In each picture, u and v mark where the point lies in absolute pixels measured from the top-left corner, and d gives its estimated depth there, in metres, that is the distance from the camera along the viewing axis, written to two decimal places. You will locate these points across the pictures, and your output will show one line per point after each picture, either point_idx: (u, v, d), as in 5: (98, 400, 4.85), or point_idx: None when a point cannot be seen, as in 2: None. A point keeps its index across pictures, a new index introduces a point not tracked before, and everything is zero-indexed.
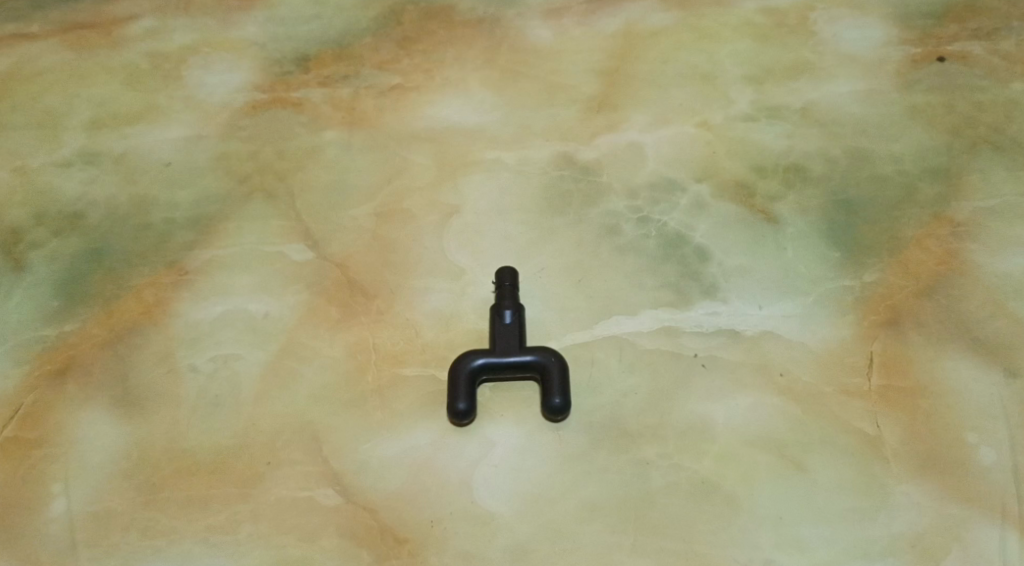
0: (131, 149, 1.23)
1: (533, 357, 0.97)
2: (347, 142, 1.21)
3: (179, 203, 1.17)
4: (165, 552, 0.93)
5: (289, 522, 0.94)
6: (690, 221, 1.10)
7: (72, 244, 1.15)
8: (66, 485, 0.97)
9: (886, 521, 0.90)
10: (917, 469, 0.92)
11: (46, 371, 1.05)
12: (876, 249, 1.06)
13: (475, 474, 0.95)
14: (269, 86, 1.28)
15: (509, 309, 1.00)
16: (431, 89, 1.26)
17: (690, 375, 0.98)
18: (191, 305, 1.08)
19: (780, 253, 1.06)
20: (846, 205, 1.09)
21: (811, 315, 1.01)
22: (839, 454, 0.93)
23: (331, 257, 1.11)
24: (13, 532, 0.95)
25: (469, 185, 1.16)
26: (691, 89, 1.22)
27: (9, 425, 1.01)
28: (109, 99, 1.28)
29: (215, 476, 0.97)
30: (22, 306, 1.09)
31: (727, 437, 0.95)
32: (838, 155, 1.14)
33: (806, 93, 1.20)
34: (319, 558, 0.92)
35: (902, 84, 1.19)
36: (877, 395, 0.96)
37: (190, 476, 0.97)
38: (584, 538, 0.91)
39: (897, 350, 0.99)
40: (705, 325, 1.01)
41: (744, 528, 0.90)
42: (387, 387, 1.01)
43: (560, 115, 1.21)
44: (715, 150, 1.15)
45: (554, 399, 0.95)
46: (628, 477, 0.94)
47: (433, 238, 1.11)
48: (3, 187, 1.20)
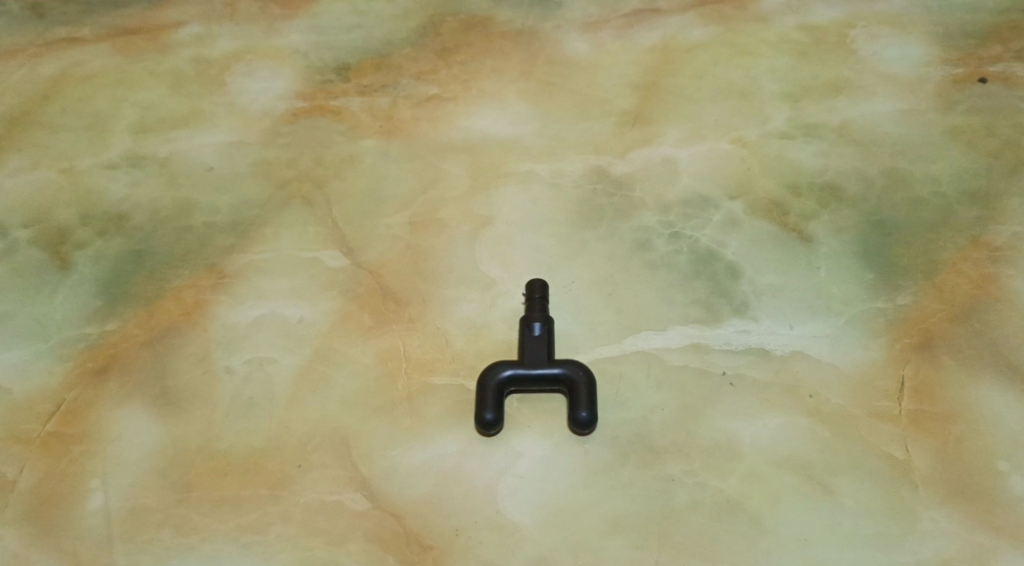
0: (175, 153, 1.26)
1: (562, 370, 0.97)
2: (385, 151, 1.23)
3: (219, 207, 1.20)
4: (196, 550, 0.95)
5: (317, 525, 0.95)
6: (722, 238, 1.10)
7: (116, 244, 1.17)
8: (104, 480, 1.00)
9: (914, 547, 0.89)
10: (946, 495, 0.91)
11: (87, 368, 1.07)
12: (910, 271, 1.05)
13: (500, 484, 0.96)
14: (310, 94, 1.30)
15: (539, 321, 1.01)
16: (468, 100, 1.27)
17: (718, 393, 0.98)
18: (228, 308, 1.11)
19: (813, 273, 1.06)
20: (881, 225, 1.09)
21: (842, 336, 1.01)
22: (868, 477, 0.93)
23: (365, 265, 1.13)
24: (51, 525, 0.98)
25: (503, 196, 1.17)
26: (727, 104, 1.22)
27: (51, 419, 1.04)
28: (155, 103, 1.31)
29: (247, 477, 0.99)
30: (66, 305, 1.13)
31: (753, 456, 0.95)
32: (874, 175, 1.13)
33: (843, 111, 1.19)
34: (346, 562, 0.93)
35: (942, 104, 1.18)
36: (907, 419, 0.96)
37: (223, 475, 0.99)
38: (607, 552, 0.91)
39: (929, 374, 0.98)
40: (734, 342, 1.02)
41: (769, 548, 0.90)
42: (416, 395, 1.02)
43: (595, 129, 1.22)
44: (750, 167, 1.15)
45: (581, 412, 0.95)
46: (653, 493, 0.94)
47: (466, 249, 1.13)
48: (52, 188, 1.23)
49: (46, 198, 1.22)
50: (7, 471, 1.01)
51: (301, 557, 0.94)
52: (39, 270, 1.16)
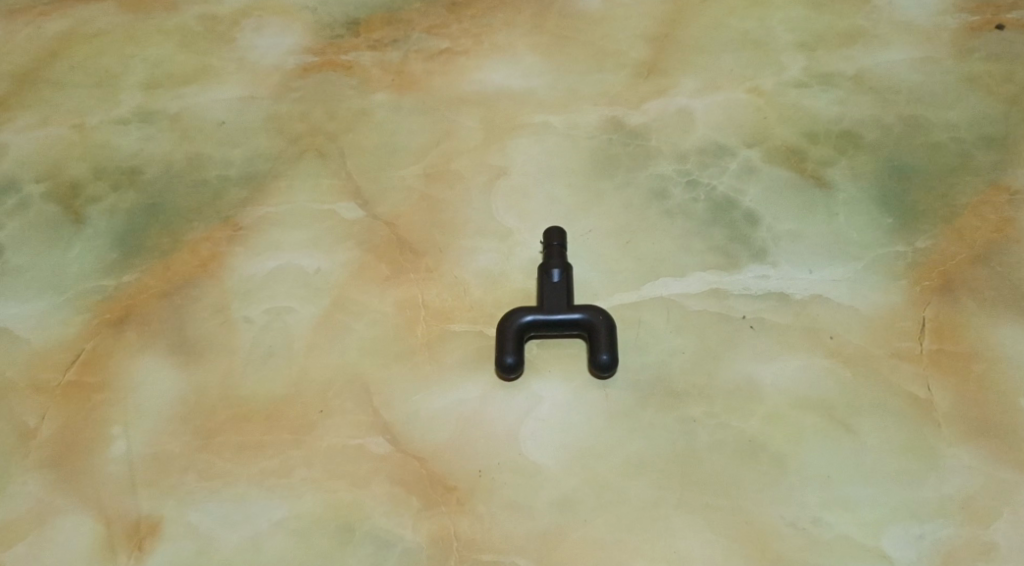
0: (187, 108, 1.25)
1: (582, 315, 0.97)
2: (398, 105, 1.22)
3: (233, 161, 1.19)
4: (221, 494, 0.96)
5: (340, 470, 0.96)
6: (739, 185, 1.10)
7: (130, 198, 1.17)
8: (125, 428, 1.00)
9: (936, 484, 0.90)
10: (968, 433, 0.92)
11: (105, 319, 1.07)
12: (928, 216, 1.05)
13: (522, 428, 0.96)
14: (320, 49, 1.29)
15: (558, 268, 1.00)
16: (480, 53, 1.26)
17: (738, 337, 0.99)
18: (244, 259, 1.11)
19: (831, 219, 1.06)
20: (899, 172, 1.09)
21: (861, 280, 1.01)
22: (888, 417, 0.93)
23: (382, 215, 1.12)
24: (75, 472, 0.98)
25: (518, 147, 1.16)
26: (742, 55, 1.21)
27: (71, 369, 1.04)
28: (164, 59, 1.30)
29: (269, 422, 0.99)
30: (82, 257, 1.12)
31: (774, 398, 0.95)
32: (890, 123, 1.13)
33: (859, 61, 1.19)
34: (370, 505, 0.94)
35: (958, 53, 1.18)
36: (928, 360, 0.96)
37: (245, 420, 1.00)
38: (630, 492, 0.92)
39: (949, 316, 0.98)
40: (753, 288, 1.02)
41: (792, 486, 0.91)
42: (435, 343, 1.02)
43: (609, 80, 1.21)
44: (766, 116, 1.15)
45: (602, 355, 0.96)
46: (676, 434, 0.94)
47: (482, 199, 1.12)
48: (63, 143, 1.23)
49: (57, 154, 1.22)
50: (28, 420, 1.01)
51: (325, 502, 0.94)
52: (53, 223, 1.16)
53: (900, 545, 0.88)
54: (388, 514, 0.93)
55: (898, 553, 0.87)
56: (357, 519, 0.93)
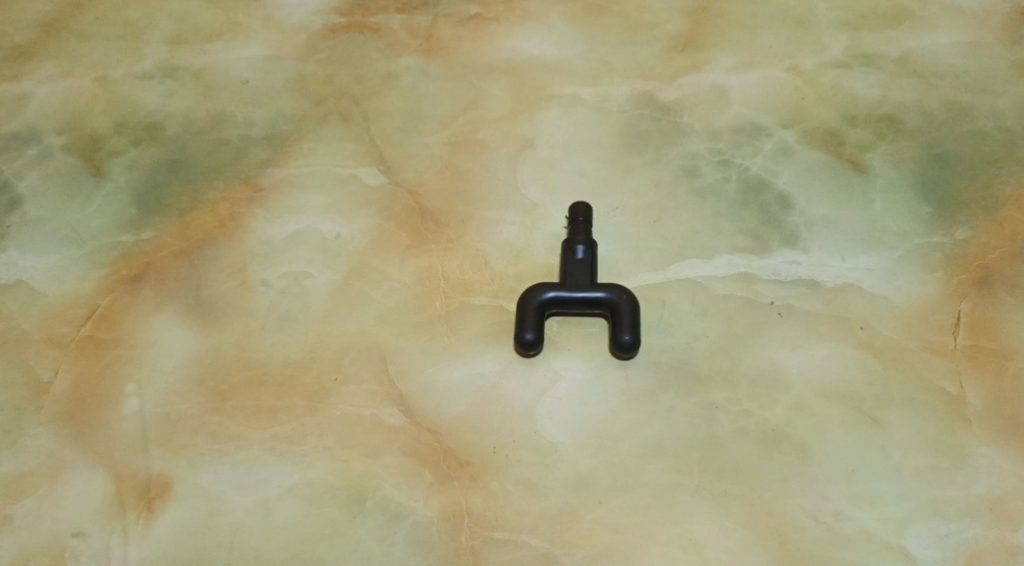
0: (211, 65, 1.22)
1: (604, 294, 0.95)
2: (425, 71, 1.19)
3: (256, 121, 1.17)
4: (232, 457, 0.95)
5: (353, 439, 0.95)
6: (773, 167, 1.06)
7: (151, 154, 1.15)
8: (139, 386, 0.99)
9: (964, 483, 0.87)
10: (1000, 432, 0.89)
11: (122, 276, 1.06)
12: (969, 207, 1.01)
13: (539, 405, 0.94)
14: (348, 10, 1.26)
15: (582, 245, 0.98)
16: (512, 20, 1.22)
17: (765, 323, 0.96)
18: (264, 222, 1.09)
19: (867, 205, 1.02)
20: (940, 159, 1.05)
21: (895, 269, 0.98)
22: (917, 413, 0.91)
23: (404, 183, 1.10)
24: (87, 428, 0.97)
25: (547, 118, 1.13)
26: (781, 33, 1.17)
27: (86, 324, 1.03)
28: (190, 13, 1.27)
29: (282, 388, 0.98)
30: (101, 212, 1.11)
31: (800, 387, 0.93)
32: (933, 108, 1.09)
33: (904, 42, 1.14)
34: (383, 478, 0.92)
35: (1007, 38, 1.13)
36: (962, 355, 0.93)
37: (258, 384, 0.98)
38: (647, 476, 0.90)
39: (986, 311, 0.95)
40: (783, 273, 0.99)
41: (815, 479, 0.89)
42: (454, 315, 1.00)
43: (642, 53, 1.17)
44: (804, 97, 1.11)
45: (624, 335, 0.93)
46: (697, 419, 0.92)
47: (508, 170, 1.10)
48: (85, 96, 1.21)
49: (79, 107, 1.20)
50: (42, 374, 1.00)
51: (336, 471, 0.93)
52: (73, 176, 1.14)
53: (923, 543, 0.85)
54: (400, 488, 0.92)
55: (921, 552, 0.85)
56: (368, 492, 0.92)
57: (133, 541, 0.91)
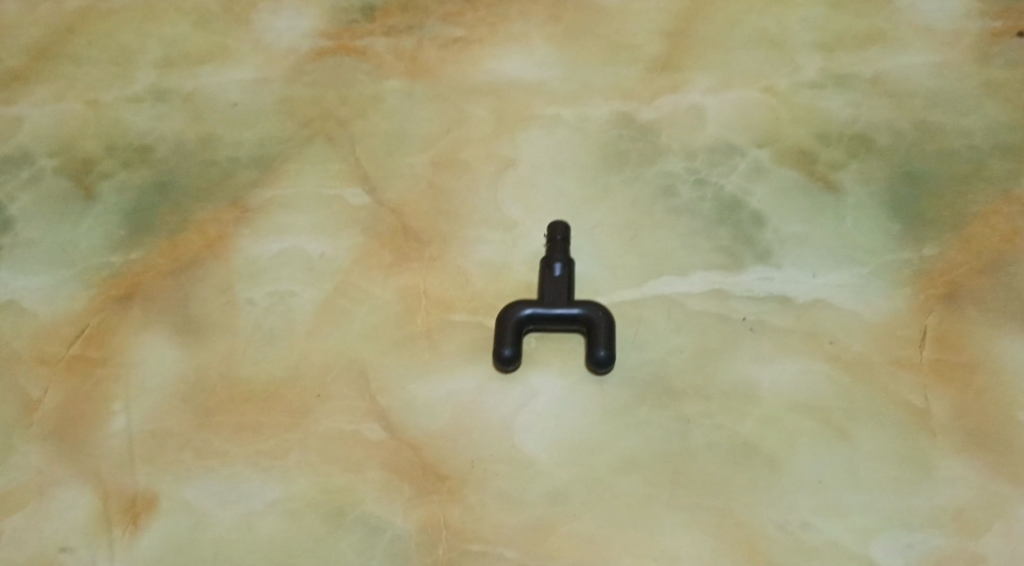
0: (200, 88, 1.25)
1: (581, 310, 0.97)
2: (409, 93, 1.22)
3: (244, 142, 1.20)
4: (216, 472, 0.97)
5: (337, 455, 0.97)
6: (747, 185, 1.09)
7: (141, 175, 1.18)
8: (126, 403, 1.01)
9: (930, 493, 0.89)
10: (965, 444, 0.91)
11: (111, 296, 1.08)
12: (937, 223, 1.04)
13: (517, 420, 0.96)
14: (335, 33, 1.28)
15: (560, 262, 1.00)
16: (495, 42, 1.25)
17: (738, 338, 0.98)
18: (250, 241, 1.11)
19: (838, 222, 1.05)
20: (910, 177, 1.07)
21: (866, 285, 1.00)
22: (886, 425, 0.93)
23: (388, 202, 1.13)
24: (75, 445, 0.99)
25: (527, 139, 1.16)
26: (757, 53, 1.20)
27: (75, 343, 1.05)
28: (180, 37, 1.30)
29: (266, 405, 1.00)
30: (91, 232, 1.13)
31: (771, 401, 0.95)
32: (904, 127, 1.11)
33: (876, 63, 1.17)
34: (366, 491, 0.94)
35: (977, 58, 1.16)
36: (928, 369, 0.95)
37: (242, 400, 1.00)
38: (622, 489, 0.92)
39: (952, 325, 0.97)
40: (756, 289, 1.01)
41: (785, 490, 0.91)
42: (435, 332, 1.03)
43: (622, 74, 1.20)
44: (778, 116, 1.14)
45: (600, 351, 0.96)
46: (670, 433, 0.94)
47: (488, 189, 1.12)
48: (77, 119, 1.23)
49: (71, 129, 1.22)
50: (32, 392, 1.03)
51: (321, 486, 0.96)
52: (64, 198, 1.17)
53: (889, 553, 0.87)
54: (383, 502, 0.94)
55: (887, 561, 0.87)
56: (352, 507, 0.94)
57: (119, 555, 0.93)
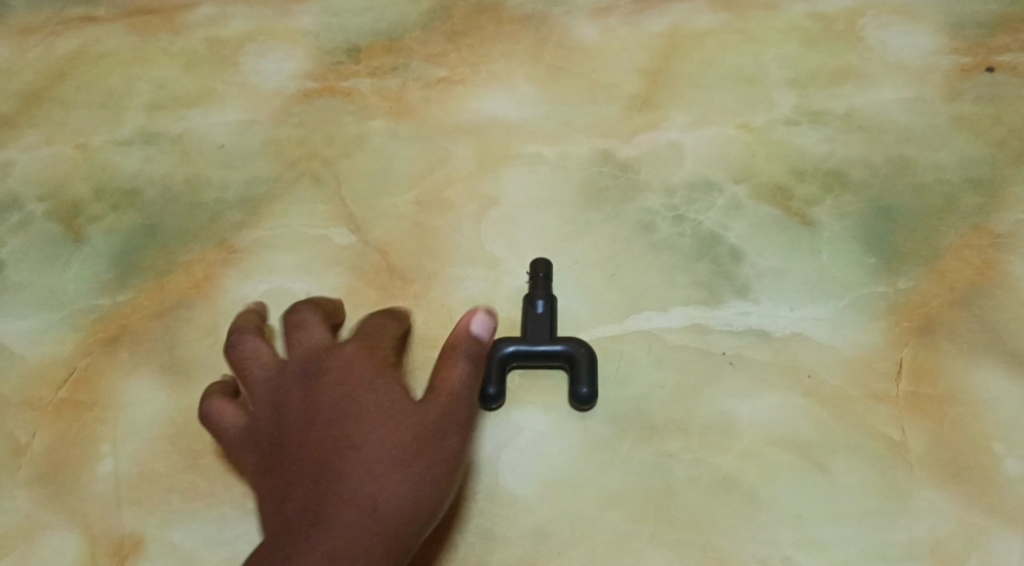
0: (188, 131, 1.27)
1: (564, 347, 0.99)
2: (394, 132, 1.24)
3: (230, 184, 1.21)
4: (203, 514, 0.98)
5: (364, 465, 0.88)
6: (725, 221, 1.11)
7: (129, 218, 1.19)
8: (114, 446, 1.02)
9: (907, 526, 0.91)
10: (941, 476, 0.93)
11: (99, 338, 1.09)
12: (912, 257, 1.06)
13: (500, 458, 0.97)
14: (320, 75, 1.30)
15: (542, 299, 1.02)
16: (477, 82, 1.27)
17: (718, 372, 1.00)
18: (237, 282, 1.13)
19: (814, 256, 1.07)
20: (884, 211, 1.10)
21: (842, 318, 1.02)
22: (863, 458, 0.94)
23: (372, 242, 1.14)
24: (63, 488, 1.00)
25: (509, 177, 1.18)
26: (734, 90, 1.22)
27: (63, 386, 1.06)
28: (168, 81, 1.32)
29: (382, 381, 0.93)
30: (80, 275, 1.15)
31: (751, 435, 0.96)
32: (878, 162, 1.14)
33: (849, 99, 1.19)
34: (394, 494, 0.87)
35: (948, 93, 1.18)
36: (904, 401, 0.97)
37: (360, 390, 0.92)
38: (604, 525, 0.93)
39: (927, 358, 0.99)
40: (735, 323, 1.03)
41: (764, 524, 0.92)
42: (419, 369, 1.05)
43: (602, 112, 1.22)
44: (755, 153, 1.16)
45: (582, 388, 0.97)
46: (651, 468, 0.95)
47: (472, 228, 1.14)
48: (66, 163, 1.25)
49: (60, 173, 1.24)
50: (20, 436, 1.03)
51: (344, 456, 0.87)
52: (53, 242, 1.18)
53: None
54: (427, 509, 0.89)
55: None
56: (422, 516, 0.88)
57: None
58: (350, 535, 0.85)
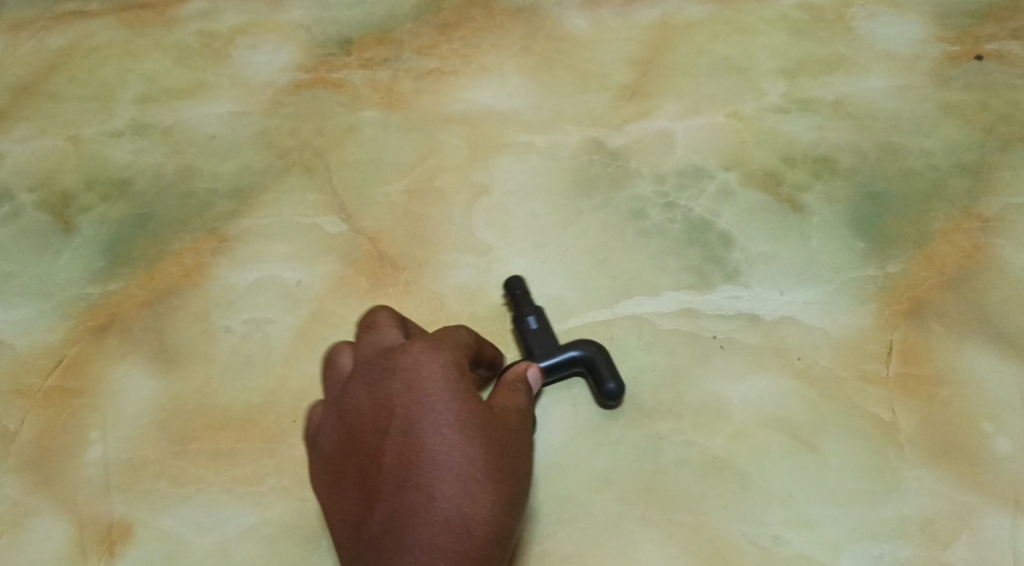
0: (179, 122, 1.26)
1: (577, 352, 0.97)
2: (385, 123, 1.23)
3: (222, 174, 1.21)
4: (193, 499, 0.98)
5: (446, 476, 0.79)
6: (716, 207, 1.11)
7: (119, 208, 1.19)
8: (103, 433, 1.02)
9: (897, 504, 0.91)
10: (931, 456, 0.93)
11: (89, 327, 1.09)
12: (901, 241, 1.06)
13: None
14: (312, 66, 1.30)
15: (532, 314, 1.00)
16: (468, 73, 1.27)
17: (708, 356, 1.00)
18: (227, 270, 1.12)
19: (804, 242, 1.07)
20: (873, 197, 1.10)
21: (832, 302, 1.02)
22: (854, 439, 0.94)
23: (363, 230, 1.14)
24: (52, 476, 1.00)
25: (500, 166, 1.18)
26: (725, 80, 1.22)
27: (52, 374, 1.06)
28: (159, 73, 1.31)
29: (441, 387, 0.83)
30: (70, 265, 1.14)
31: (742, 417, 0.96)
32: (867, 149, 1.14)
33: (839, 87, 1.20)
34: (481, 506, 0.79)
35: (937, 82, 1.19)
36: (894, 383, 0.97)
37: (423, 396, 0.82)
38: (595, 507, 0.93)
39: (917, 339, 0.99)
40: (725, 308, 1.03)
41: (755, 504, 0.92)
42: None
43: (593, 102, 1.22)
44: (745, 141, 1.16)
45: (609, 383, 0.96)
46: (642, 450, 0.95)
47: (463, 216, 1.14)
48: (56, 154, 1.24)
49: (50, 165, 1.24)
50: (9, 424, 1.03)
51: (423, 468, 0.79)
52: (43, 232, 1.18)
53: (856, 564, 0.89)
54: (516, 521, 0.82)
55: None
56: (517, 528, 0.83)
57: None
58: (438, 550, 0.77)
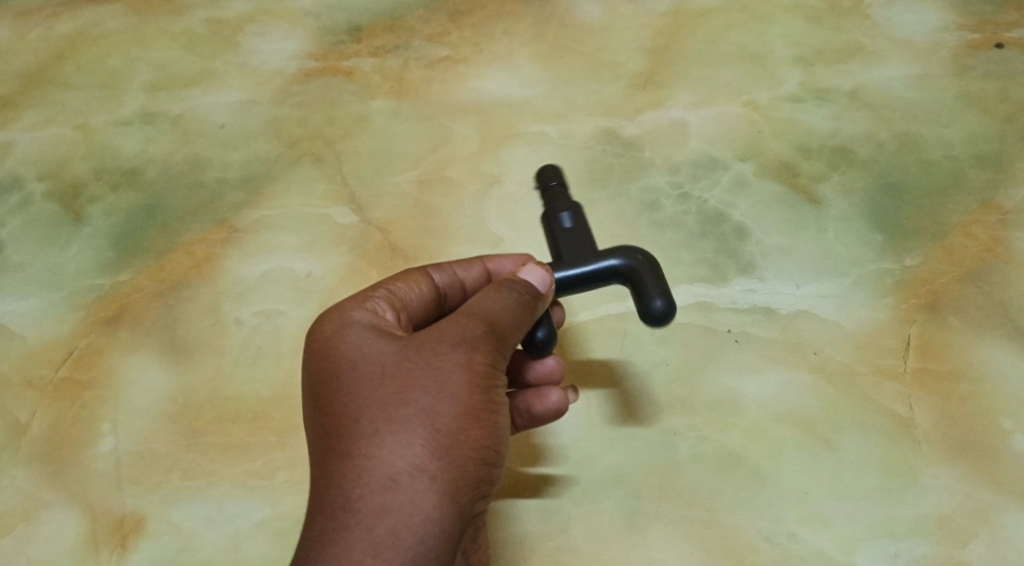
0: (188, 111, 1.25)
1: (619, 260, 0.89)
2: (396, 112, 1.22)
3: (231, 163, 1.20)
4: (204, 493, 0.98)
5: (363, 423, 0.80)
6: (731, 199, 1.10)
7: (129, 198, 1.18)
8: (114, 426, 1.02)
9: (914, 502, 0.90)
10: (949, 452, 0.92)
11: (99, 318, 1.08)
12: (918, 234, 1.05)
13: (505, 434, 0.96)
14: (321, 54, 1.29)
15: (567, 212, 0.92)
16: (479, 61, 1.25)
17: (722, 350, 0.99)
18: (238, 262, 1.12)
19: (820, 234, 1.06)
20: (890, 189, 1.08)
21: (848, 296, 1.01)
22: (870, 435, 0.94)
23: (374, 222, 1.13)
24: (63, 469, 1.00)
25: (512, 156, 1.16)
26: (740, 68, 1.20)
27: (63, 366, 1.06)
28: (168, 61, 1.30)
29: (361, 340, 0.84)
30: (80, 256, 1.14)
31: (756, 412, 0.95)
32: (884, 139, 1.12)
33: (856, 76, 1.18)
34: (396, 445, 0.79)
35: (956, 70, 1.17)
36: (912, 378, 0.96)
37: (334, 351, 0.84)
38: (607, 503, 0.92)
39: (935, 334, 0.98)
40: (739, 301, 1.02)
41: (769, 501, 0.91)
42: None
43: (605, 91, 1.20)
44: (761, 130, 1.15)
45: (656, 301, 0.87)
46: (656, 446, 0.94)
47: (474, 208, 1.13)
48: (66, 143, 1.24)
49: (60, 154, 1.23)
50: (19, 416, 1.03)
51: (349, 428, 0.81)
52: (53, 222, 1.17)
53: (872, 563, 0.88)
54: (455, 444, 0.80)
55: None
56: (460, 454, 0.80)
57: None
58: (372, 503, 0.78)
